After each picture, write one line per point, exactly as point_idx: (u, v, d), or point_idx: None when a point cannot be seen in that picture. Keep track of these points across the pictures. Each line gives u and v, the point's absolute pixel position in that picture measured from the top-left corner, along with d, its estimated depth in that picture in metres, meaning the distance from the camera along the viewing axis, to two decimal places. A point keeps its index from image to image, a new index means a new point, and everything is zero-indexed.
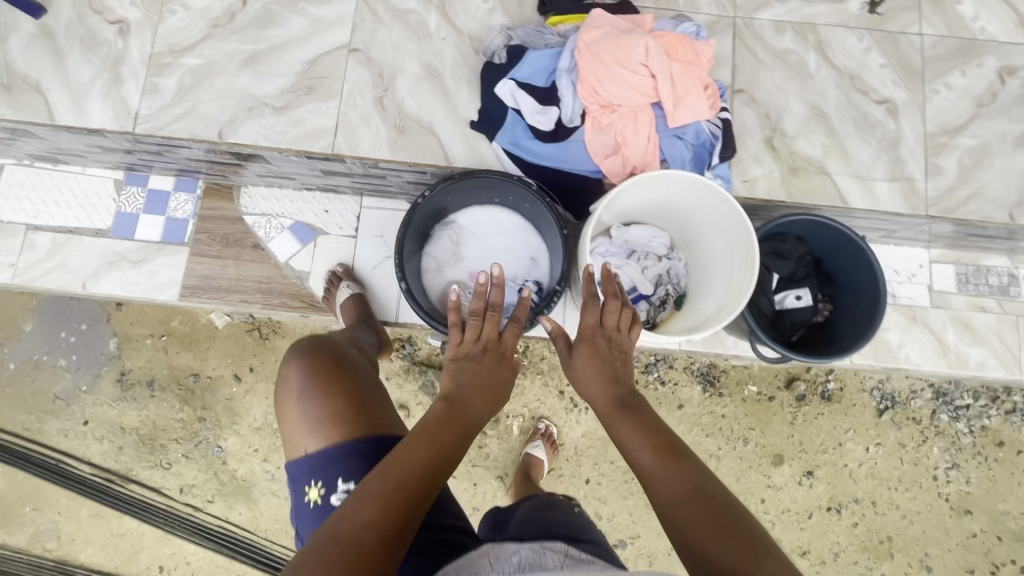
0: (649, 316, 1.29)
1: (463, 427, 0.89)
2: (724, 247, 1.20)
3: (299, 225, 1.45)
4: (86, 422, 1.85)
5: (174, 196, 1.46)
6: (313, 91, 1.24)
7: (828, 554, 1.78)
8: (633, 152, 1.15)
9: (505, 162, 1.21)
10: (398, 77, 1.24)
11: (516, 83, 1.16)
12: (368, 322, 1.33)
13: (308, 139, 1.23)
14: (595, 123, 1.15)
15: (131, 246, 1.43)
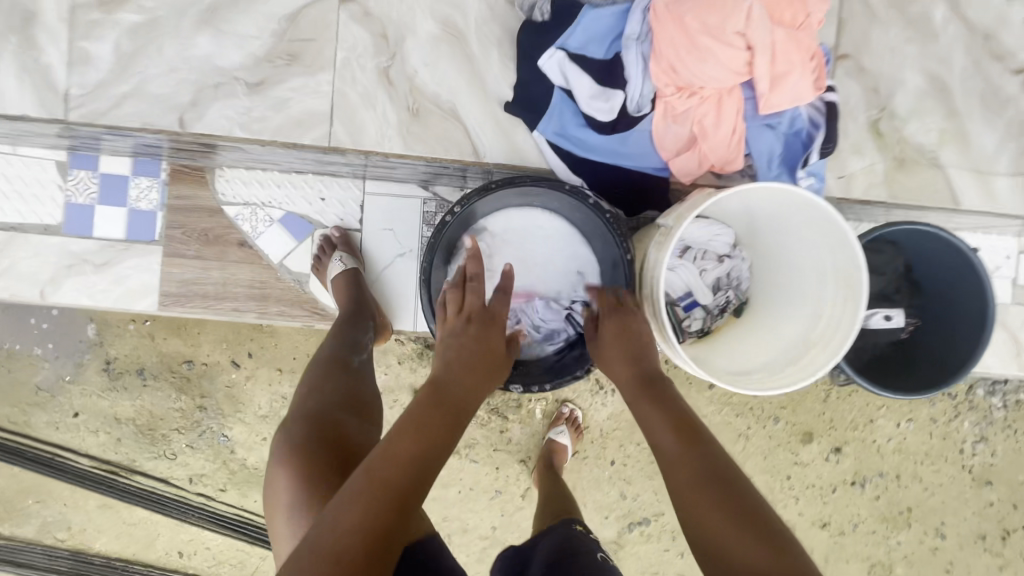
0: (704, 327, 1.09)
1: (455, 411, 0.79)
2: (809, 269, 0.97)
3: (292, 217, 1.21)
4: (76, 414, 1.72)
5: (134, 181, 1.19)
6: (297, 59, 1.18)
7: (847, 525, 1.80)
8: (713, 147, 0.92)
9: (547, 155, 0.96)
10: (408, 37, 1.17)
11: (567, 54, 0.91)
12: (358, 333, 1.08)
13: (296, 128, 1.19)
14: (667, 110, 0.91)
15: (91, 245, 1.20)
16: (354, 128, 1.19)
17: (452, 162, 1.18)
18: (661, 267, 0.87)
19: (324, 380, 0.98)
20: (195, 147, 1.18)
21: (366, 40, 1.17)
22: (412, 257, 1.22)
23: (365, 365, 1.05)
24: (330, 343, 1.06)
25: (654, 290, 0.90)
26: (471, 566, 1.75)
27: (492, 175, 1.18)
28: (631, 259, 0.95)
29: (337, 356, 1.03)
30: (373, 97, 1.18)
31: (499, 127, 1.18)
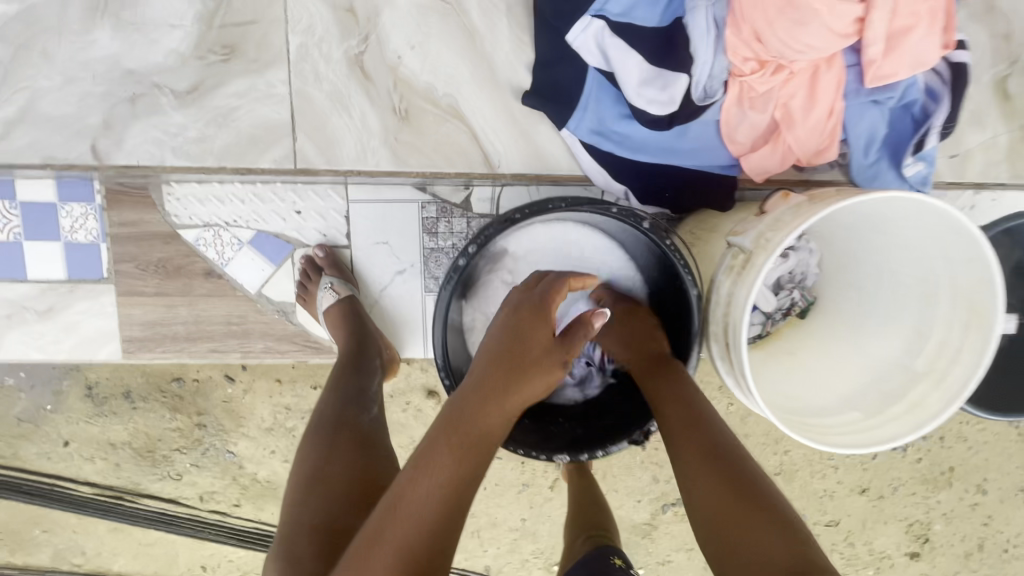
0: (763, 331, 0.93)
1: (471, 444, 0.62)
2: (912, 280, 0.79)
3: (264, 237, 1.00)
4: (65, 443, 1.56)
5: (64, 209, 0.97)
6: (238, 51, 0.93)
7: (886, 488, 1.43)
8: (798, 135, 0.74)
9: (580, 157, 0.81)
10: (383, 10, 0.92)
11: (608, 25, 0.74)
12: (366, 380, 0.90)
13: (249, 147, 0.96)
14: (741, 92, 0.74)
15: (29, 289, 1.00)
16: (327, 140, 0.96)
17: (453, 172, 0.96)
18: (744, 312, 0.67)
19: (325, 459, 0.79)
20: (125, 169, 0.95)
21: (328, 20, 0.92)
22: (414, 274, 1.02)
23: (378, 418, 0.88)
24: (332, 402, 0.86)
25: (734, 334, 0.69)
26: (501, 562, 1.48)
27: (501, 187, 0.96)
28: (698, 295, 0.73)
29: (340, 420, 0.84)
30: (345, 95, 0.94)
31: (511, 122, 0.94)
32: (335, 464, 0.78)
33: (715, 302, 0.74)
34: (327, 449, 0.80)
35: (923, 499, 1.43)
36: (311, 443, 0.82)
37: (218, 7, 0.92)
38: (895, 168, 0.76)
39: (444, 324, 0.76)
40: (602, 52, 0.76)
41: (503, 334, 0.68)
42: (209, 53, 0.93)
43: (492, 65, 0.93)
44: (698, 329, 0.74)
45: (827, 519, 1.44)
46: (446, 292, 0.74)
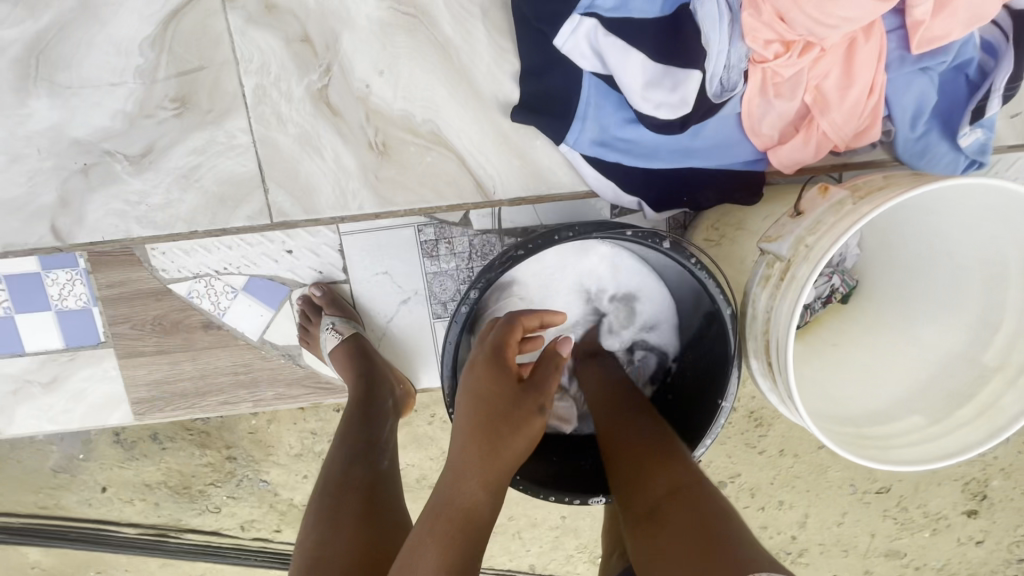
0: (801, 322, 0.84)
1: (458, 523, 0.58)
2: (973, 264, 0.70)
3: (258, 281, 0.95)
4: (104, 488, 1.41)
5: (49, 277, 0.92)
6: (191, 102, 0.86)
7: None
8: (834, 120, 0.65)
9: (583, 172, 0.73)
10: (342, 34, 0.84)
11: (601, 22, 0.66)
12: (374, 430, 0.86)
13: (220, 203, 0.89)
14: (766, 77, 0.66)
15: (29, 364, 0.96)
16: (303, 188, 0.89)
17: (450, 199, 0.88)
18: (788, 332, 0.57)
19: (333, 530, 0.73)
20: (98, 239, 0.90)
21: (282, 54, 0.84)
22: (419, 301, 0.95)
23: (390, 471, 0.84)
24: (337, 460, 0.82)
25: (778, 353, 0.60)
26: (544, 560, 1.33)
27: (502, 209, 0.88)
28: (733, 313, 0.65)
29: (348, 481, 0.79)
30: (314, 135, 0.87)
31: (499, 140, 0.86)
32: (340, 538, 0.72)
33: (754, 318, 0.65)
34: (333, 518, 0.75)
35: (980, 457, 1.26)
36: (313, 519, 0.76)
37: (160, 56, 0.85)
38: (947, 138, 0.67)
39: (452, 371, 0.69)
40: (596, 54, 0.68)
41: (468, 401, 0.64)
42: (159, 108, 0.86)
43: (472, 81, 0.84)
44: (733, 350, 0.66)
45: (877, 486, 1.29)
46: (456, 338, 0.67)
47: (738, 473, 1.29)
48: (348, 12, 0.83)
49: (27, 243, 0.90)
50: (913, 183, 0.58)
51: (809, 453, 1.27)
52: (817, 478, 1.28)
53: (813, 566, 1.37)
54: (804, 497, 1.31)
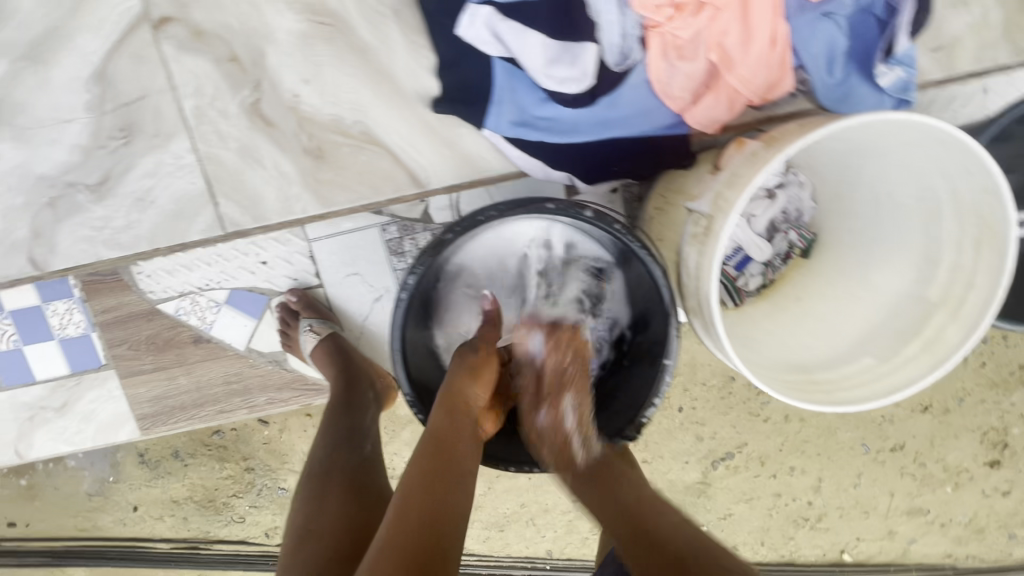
0: (764, 282, 0.85)
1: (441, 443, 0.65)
2: (912, 201, 0.70)
3: (239, 293, 1.00)
4: (135, 507, 1.37)
5: (50, 309, 0.99)
6: (138, 129, 0.92)
7: (952, 402, 1.23)
8: (740, 75, 0.70)
9: (507, 153, 0.78)
10: (267, 48, 0.88)
11: (496, 9, 0.71)
12: (357, 418, 0.91)
13: (174, 221, 0.95)
14: (672, 45, 0.70)
15: (40, 391, 1.04)
16: (248, 198, 0.94)
17: (410, 192, 0.92)
18: (715, 283, 0.59)
19: (322, 506, 0.79)
20: (75, 265, 0.97)
21: (214, 75, 0.90)
22: (391, 297, 0.99)
23: (374, 454, 0.89)
24: (323, 446, 0.87)
25: (707, 305, 0.62)
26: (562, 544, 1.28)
27: (460, 197, 0.91)
28: (664, 272, 0.67)
29: (334, 464, 0.84)
30: (253, 147, 0.92)
31: (428, 132, 0.89)
32: (329, 511, 0.78)
33: (687, 276, 0.67)
34: (320, 495, 0.81)
35: (997, 404, 1.23)
36: (303, 496, 0.82)
37: (104, 90, 0.90)
38: (869, 80, 0.70)
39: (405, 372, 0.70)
40: (496, 38, 0.73)
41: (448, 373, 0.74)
42: (110, 138, 0.92)
43: (393, 78, 0.88)
44: (670, 305, 0.69)
45: (890, 444, 1.25)
46: (399, 335, 0.68)
47: (745, 443, 1.25)
48: (269, 28, 0.88)
49: (15, 277, 0.97)
50: (820, 127, 0.59)
51: (816, 416, 1.25)
52: (826, 442, 1.26)
53: (834, 532, 1.31)
54: (816, 462, 1.27)
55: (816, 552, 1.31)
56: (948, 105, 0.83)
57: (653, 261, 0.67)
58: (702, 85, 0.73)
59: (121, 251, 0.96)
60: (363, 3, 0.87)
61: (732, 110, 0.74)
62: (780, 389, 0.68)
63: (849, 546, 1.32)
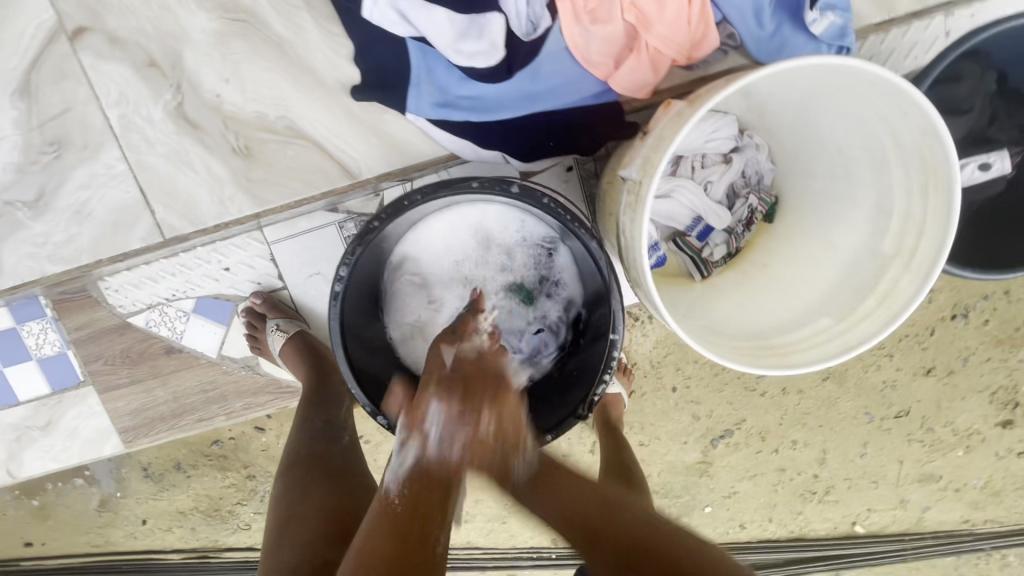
0: (730, 252, 0.83)
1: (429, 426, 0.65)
2: (858, 149, 0.68)
3: (205, 301, 1.00)
4: (143, 521, 1.31)
5: (24, 330, 1.00)
6: (68, 142, 0.91)
7: (956, 362, 1.15)
8: (658, 33, 0.75)
9: (434, 135, 0.84)
10: (184, 50, 0.88)
11: None
12: (333, 410, 0.90)
13: (113, 231, 0.95)
14: (586, 13, 0.75)
15: (25, 411, 1.06)
16: (183, 203, 0.94)
17: (361, 182, 0.91)
18: (643, 242, 0.59)
19: (304, 492, 0.78)
20: (26, 283, 0.97)
21: (135, 81, 0.89)
22: None
23: (351, 445, 0.87)
24: (300, 436, 0.86)
25: (640, 273, 0.62)
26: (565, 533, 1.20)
27: (412, 182, 0.90)
28: (599, 242, 0.67)
29: (315, 453, 0.83)
30: (182, 150, 0.92)
31: (354, 122, 0.89)
32: (312, 497, 0.77)
33: (624, 244, 0.66)
34: (300, 487, 0.79)
35: (1003, 362, 1.15)
36: (283, 488, 0.80)
37: (31, 105, 0.90)
38: (802, 29, 0.74)
39: (351, 370, 0.69)
40: (403, 19, 0.78)
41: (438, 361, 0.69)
42: (41, 154, 0.91)
43: (312, 69, 0.88)
44: (608, 275, 0.68)
45: (895, 411, 1.18)
46: (338, 330, 0.68)
47: (743, 419, 1.19)
48: (184, 30, 0.87)
49: None
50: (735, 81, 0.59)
51: (815, 387, 1.18)
52: (826, 414, 1.19)
53: (844, 504, 1.24)
54: (819, 436, 1.20)
55: (826, 526, 1.25)
56: (887, 59, 0.86)
57: (584, 232, 0.66)
58: (622, 52, 0.77)
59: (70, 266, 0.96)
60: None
61: (655, 71, 0.77)
62: (733, 357, 0.66)
63: (860, 518, 1.25)
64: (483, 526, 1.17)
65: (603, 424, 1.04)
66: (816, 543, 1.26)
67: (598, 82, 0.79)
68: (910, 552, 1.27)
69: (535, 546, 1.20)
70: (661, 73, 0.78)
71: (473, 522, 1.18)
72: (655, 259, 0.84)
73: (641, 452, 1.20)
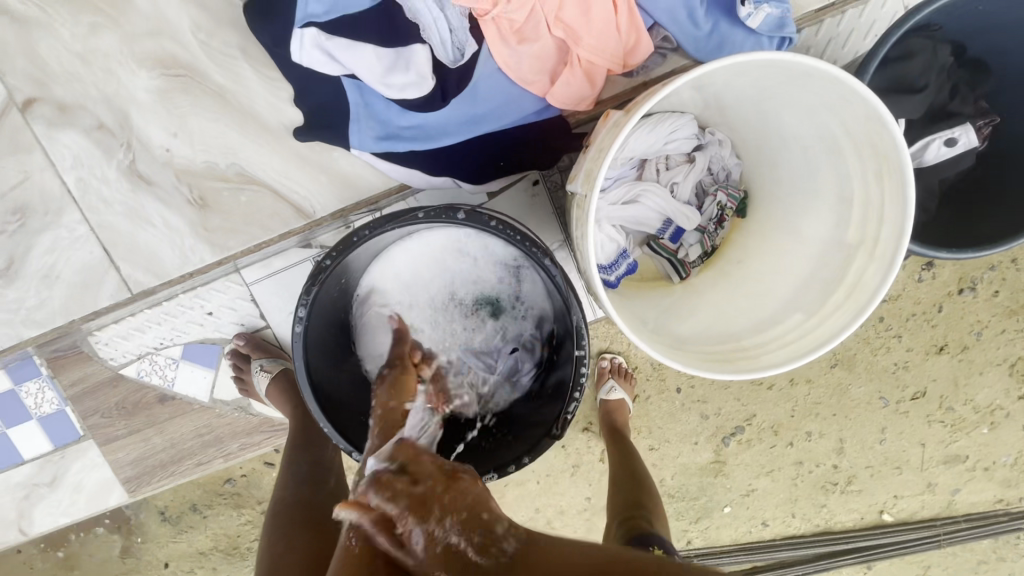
0: (705, 250, 0.82)
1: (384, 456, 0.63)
2: (811, 138, 0.66)
3: (192, 346, 1.01)
4: (167, 563, 1.16)
5: (22, 391, 1.01)
6: (31, 209, 0.93)
7: (969, 337, 1.11)
8: (586, 45, 0.76)
9: (381, 167, 0.84)
10: (132, 111, 0.90)
11: (320, 28, 0.77)
12: (319, 452, 0.89)
13: (85, 289, 0.96)
14: (514, 33, 0.77)
15: (29, 469, 1.06)
16: (149, 257, 0.95)
17: (330, 215, 0.92)
18: (592, 253, 0.59)
19: (289, 543, 0.77)
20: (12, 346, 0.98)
21: (86, 144, 0.91)
22: None
23: (339, 486, 0.87)
24: (287, 483, 0.86)
25: (595, 286, 0.62)
26: None
27: (381, 210, 0.91)
28: (553, 259, 0.67)
29: (300, 500, 0.83)
30: (139, 207, 0.93)
31: (301, 162, 0.90)
32: (297, 547, 0.76)
33: (580, 257, 0.65)
34: (286, 535, 0.78)
35: (1020, 333, 1.11)
36: (270, 535, 0.80)
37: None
38: (739, 26, 0.78)
39: (321, 408, 0.69)
40: (330, 55, 0.78)
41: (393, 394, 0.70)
42: (6, 224, 0.93)
43: (255, 114, 0.89)
44: (566, 291, 0.67)
45: (910, 392, 1.13)
46: (304, 369, 0.67)
47: (753, 414, 1.14)
48: (127, 90, 0.89)
49: None
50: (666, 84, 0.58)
51: (823, 375, 1.13)
52: (840, 402, 1.14)
53: (868, 493, 1.19)
54: (834, 425, 1.15)
55: (852, 517, 1.20)
56: (847, 39, 0.87)
57: (538, 250, 0.66)
58: (557, 68, 0.79)
59: (49, 327, 0.97)
60: (208, 48, 0.88)
61: (591, 83, 0.79)
62: (703, 365, 0.64)
63: (887, 506, 1.19)
64: None
65: (609, 431, 1.04)
66: (844, 536, 1.20)
67: (537, 100, 0.81)
68: (945, 537, 1.20)
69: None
70: (598, 84, 0.79)
71: None
72: (626, 266, 0.82)
73: (651, 457, 1.15)
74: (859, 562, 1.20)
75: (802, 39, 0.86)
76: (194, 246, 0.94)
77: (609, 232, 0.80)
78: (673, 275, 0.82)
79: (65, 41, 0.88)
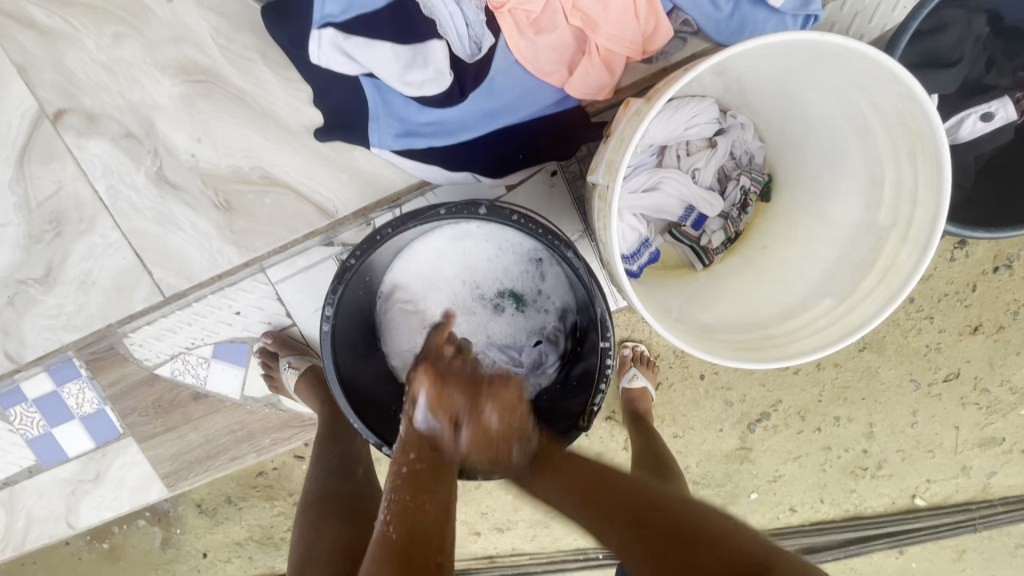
0: (728, 237, 0.80)
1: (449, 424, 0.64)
2: (840, 116, 0.65)
3: (222, 345, 1.03)
4: (205, 554, 1.20)
5: (65, 391, 1.04)
6: (66, 217, 0.96)
7: (1005, 316, 1.07)
8: (604, 32, 0.75)
9: (401, 164, 0.84)
10: (157, 118, 0.92)
11: (337, 28, 0.77)
12: (347, 444, 0.92)
13: (120, 293, 0.99)
14: (529, 24, 0.76)
15: (72, 467, 1.10)
16: (179, 260, 0.97)
17: (351, 214, 0.93)
18: (616, 246, 0.58)
19: (318, 535, 0.79)
20: (54, 350, 1.01)
21: (114, 152, 0.93)
22: None
23: (366, 481, 0.89)
24: (317, 477, 0.88)
25: (619, 276, 0.62)
26: None
27: (401, 207, 0.92)
28: (576, 251, 0.66)
29: (329, 493, 0.85)
30: (169, 212, 0.95)
31: (322, 161, 0.92)
32: (325, 539, 0.78)
33: (604, 247, 0.65)
34: (315, 526, 0.81)
35: None
36: (300, 527, 0.82)
37: (26, 189, 0.95)
38: (763, 7, 0.76)
39: (350, 404, 0.70)
40: (347, 55, 0.79)
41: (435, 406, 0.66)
42: (42, 232, 0.96)
43: (276, 116, 0.90)
44: (590, 283, 0.67)
45: (943, 374, 1.10)
46: (334, 367, 0.68)
47: (778, 400, 1.12)
48: (151, 97, 0.91)
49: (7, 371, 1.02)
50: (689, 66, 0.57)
51: (851, 359, 1.11)
52: (870, 386, 1.12)
53: (900, 478, 1.16)
54: (864, 409, 1.13)
55: (883, 502, 1.18)
56: (874, 13, 0.84)
57: (560, 243, 0.66)
58: (575, 57, 0.78)
59: (87, 331, 1.00)
60: (228, 52, 0.89)
61: (610, 72, 0.78)
62: (731, 355, 0.63)
63: (920, 490, 1.17)
64: (526, 531, 1.17)
65: (632, 419, 1.04)
66: (874, 521, 1.18)
67: (556, 90, 0.80)
68: (980, 522, 1.17)
69: (581, 548, 1.18)
70: (617, 71, 0.78)
71: (516, 528, 1.17)
72: (649, 254, 0.82)
73: (676, 445, 1.14)
74: (890, 547, 1.19)
75: (826, 15, 0.84)
76: (222, 249, 0.96)
77: (630, 221, 0.79)
78: (697, 263, 0.81)
79: (90, 52, 0.90)
